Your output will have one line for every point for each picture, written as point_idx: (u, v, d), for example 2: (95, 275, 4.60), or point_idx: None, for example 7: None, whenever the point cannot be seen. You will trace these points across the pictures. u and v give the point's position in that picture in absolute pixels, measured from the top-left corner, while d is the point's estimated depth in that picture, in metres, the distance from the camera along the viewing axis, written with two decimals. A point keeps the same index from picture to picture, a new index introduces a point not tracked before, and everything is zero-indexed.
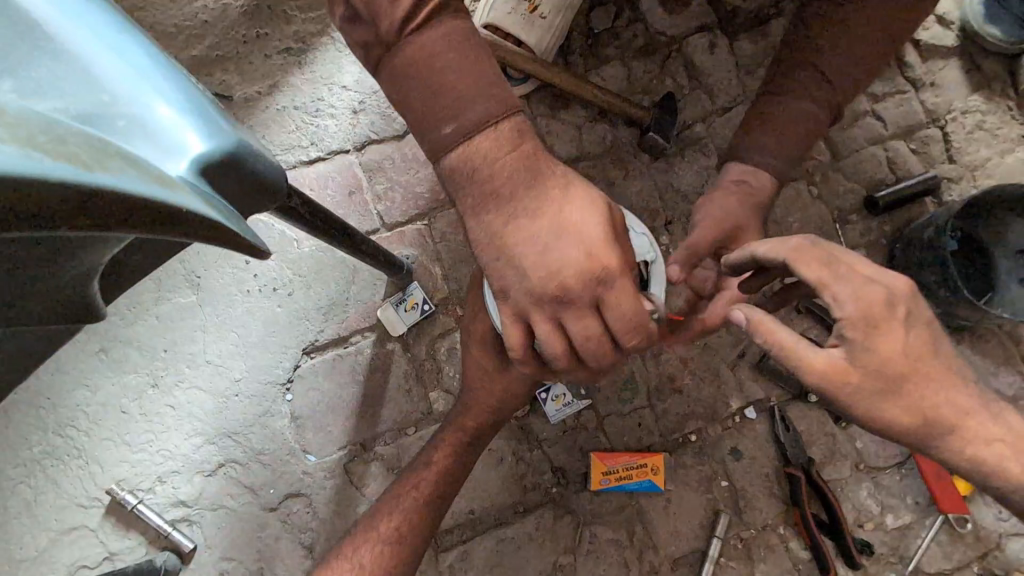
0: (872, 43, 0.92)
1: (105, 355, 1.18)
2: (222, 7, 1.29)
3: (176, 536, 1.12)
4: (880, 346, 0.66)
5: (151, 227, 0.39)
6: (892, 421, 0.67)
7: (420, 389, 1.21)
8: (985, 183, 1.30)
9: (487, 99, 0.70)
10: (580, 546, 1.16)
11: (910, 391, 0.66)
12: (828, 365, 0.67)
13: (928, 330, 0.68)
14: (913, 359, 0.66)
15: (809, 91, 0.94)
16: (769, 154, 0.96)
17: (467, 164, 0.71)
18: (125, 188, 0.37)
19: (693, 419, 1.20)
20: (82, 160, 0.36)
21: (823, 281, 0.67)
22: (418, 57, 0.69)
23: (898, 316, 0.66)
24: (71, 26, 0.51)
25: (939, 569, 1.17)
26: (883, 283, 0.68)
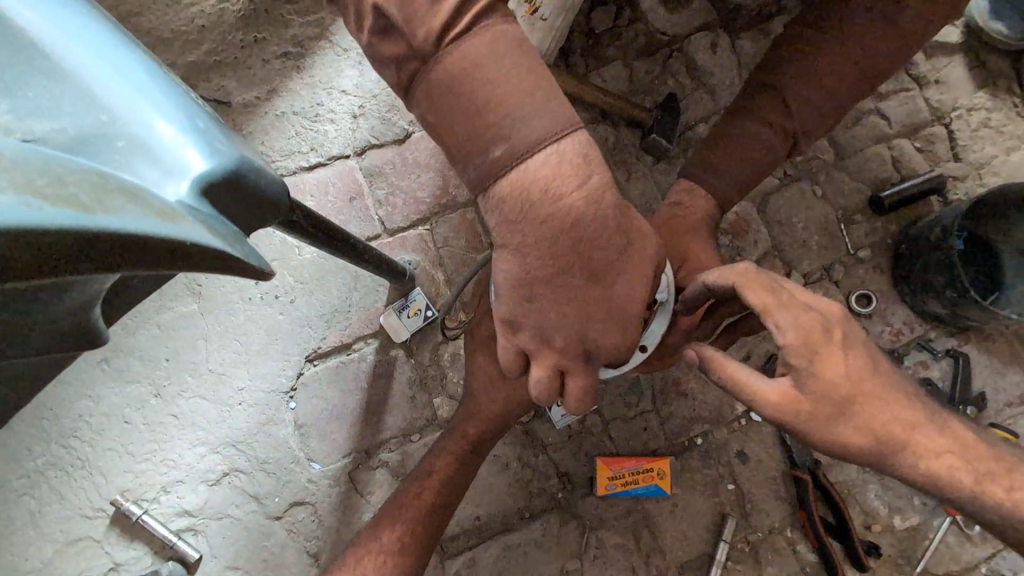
0: (840, 78, 0.93)
1: (107, 364, 1.17)
2: (218, 12, 1.28)
3: (181, 546, 1.11)
4: (821, 372, 0.66)
5: (155, 264, 0.39)
6: (842, 443, 0.68)
7: (424, 395, 1.20)
8: (990, 181, 1.29)
9: (544, 116, 0.66)
10: (586, 551, 1.16)
11: (860, 412, 0.67)
12: (776, 396, 0.68)
13: (866, 347, 0.69)
14: (855, 382, 0.67)
15: (769, 118, 0.98)
16: (717, 173, 1.02)
17: (520, 191, 0.68)
18: (128, 227, 0.36)
19: (698, 422, 1.20)
20: (80, 202, 0.35)
21: (767, 311, 0.67)
22: (466, 71, 0.66)
23: (835, 340, 0.67)
24: (67, 42, 0.50)
25: (947, 570, 1.16)
26: (817, 308, 0.69)
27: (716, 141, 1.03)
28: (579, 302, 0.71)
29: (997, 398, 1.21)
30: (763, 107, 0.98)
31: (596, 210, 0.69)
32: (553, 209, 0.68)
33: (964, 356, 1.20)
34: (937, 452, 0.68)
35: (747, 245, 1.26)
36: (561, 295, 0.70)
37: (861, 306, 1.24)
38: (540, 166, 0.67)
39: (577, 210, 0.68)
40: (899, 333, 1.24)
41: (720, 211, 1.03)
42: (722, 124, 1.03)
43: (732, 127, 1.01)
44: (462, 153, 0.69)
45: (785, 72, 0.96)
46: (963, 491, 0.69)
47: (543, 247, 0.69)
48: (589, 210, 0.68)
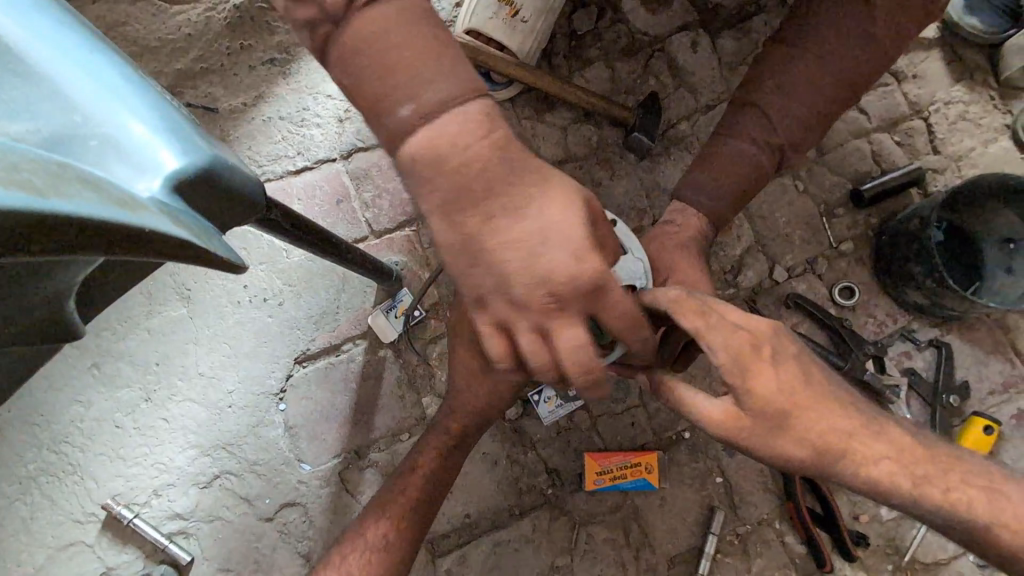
0: (821, 86, 0.93)
1: (96, 370, 1.18)
2: (205, 20, 1.30)
3: (173, 549, 1.12)
4: (754, 390, 0.69)
5: (112, 249, 0.40)
6: (785, 454, 0.71)
7: (413, 394, 1.21)
8: (969, 173, 1.30)
9: (448, 76, 0.67)
10: (576, 547, 1.16)
11: (797, 425, 0.70)
12: (721, 415, 0.72)
13: (800, 360, 0.72)
14: (788, 397, 0.69)
15: (753, 135, 0.98)
16: (705, 194, 1.01)
17: (434, 152, 0.68)
18: (83, 212, 0.37)
19: (685, 416, 1.21)
20: (33, 187, 0.36)
21: (698, 335, 0.70)
22: (368, 33, 0.66)
23: (766, 356, 0.70)
24: (41, 46, 0.51)
25: (934, 559, 1.17)
26: (746, 327, 0.71)
27: (700, 163, 1.03)
28: (522, 248, 0.68)
29: (980, 386, 1.22)
30: (745, 123, 0.99)
31: (509, 159, 0.69)
32: (462, 164, 0.68)
33: (947, 345, 1.22)
34: (872, 460, 0.70)
35: (730, 240, 1.28)
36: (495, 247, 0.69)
37: (844, 298, 1.25)
38: (447, 124, 0.67)
39: (490, 165, 0.68)
40: (882, 324, 1.25)
41: (711, 232, 1.03)
42: (705, 147, 1.04)
43: (714, 147, 1.02)
44: (372, 117, 0.69)
45: (764, 88, 0.97)
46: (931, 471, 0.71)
47: (467, 206, 0.69)
48: (505, 161, 0.69)
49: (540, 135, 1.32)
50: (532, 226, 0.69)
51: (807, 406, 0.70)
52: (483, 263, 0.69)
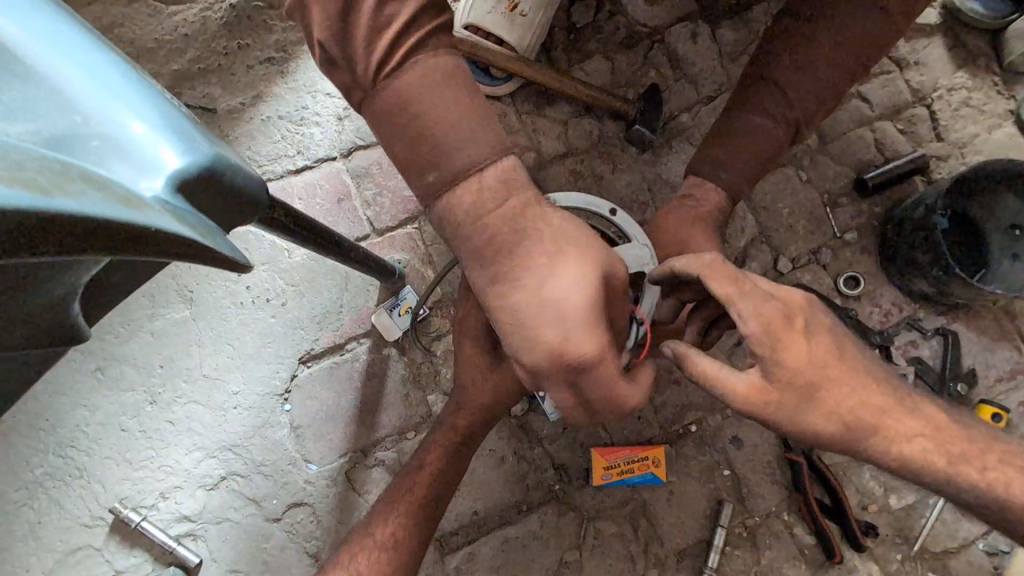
0: (834, 62, 0.93)
1: (101, 373, 1.17)
2: (201, 20, 1.29)
3: (181, 551, 1.12)
4: (785, 360, 0.68)
5: (120, 247, 0.39)
6: (811, 426, 0.71)
7: (417, 393, 1.20)
8: (973, 159, 1.29)
9: (467, 145, 0.70)
10: (584, 542, 1.16)
11: (824, 396, 0.70)
12: (746, 388, 0.71)
13: (832, 334, 0.72)
14: (819, 367, 0.69)
15: (769, 110, 0.98)
16: (725, 170, 1.01)
17: (452, 215, 0.72)
18: (89, 210, 0.37)
19: (692, 410, 1.21)
20: (38, 185, 0.36)
21: (734, 297, 0.70)
22: (399, 100, 0.70)
23: (798, 328, 0.69)
24: (38, 47, 0.50)
25: (944, 547, 1.17)
26: (783, 294, 0.71)
27: (717, 139, 1.02)
28: (513, 320, 0.70)
29: (987, 374, 1.22)
30: (762, 98, 0.98)
31: (513, 230, 0.70)
32: (477, 229, 0.72)
33: (954, 333, 1.21)
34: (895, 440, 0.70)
35: (734, 232, 1.27)
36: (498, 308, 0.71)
37: (849, 288, 1.25)
38: (465, 194, 0.71)
39: (496, 232, 0.71)
40: (888, 313, 1.24)
41: (729, 206, 1.02)
42: (721, 123, 1.03)
43: (731, 123, 1.01)
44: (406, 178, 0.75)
45: (780, 61, 0.96)
46: (941, 466, 0.73)
47: (477, 267, 0.73)
48: (509, 229, 0.71)
49: (540, 129, 1.31)
50: (527, 299, 0.69)
51: (836, 381, 0.70)
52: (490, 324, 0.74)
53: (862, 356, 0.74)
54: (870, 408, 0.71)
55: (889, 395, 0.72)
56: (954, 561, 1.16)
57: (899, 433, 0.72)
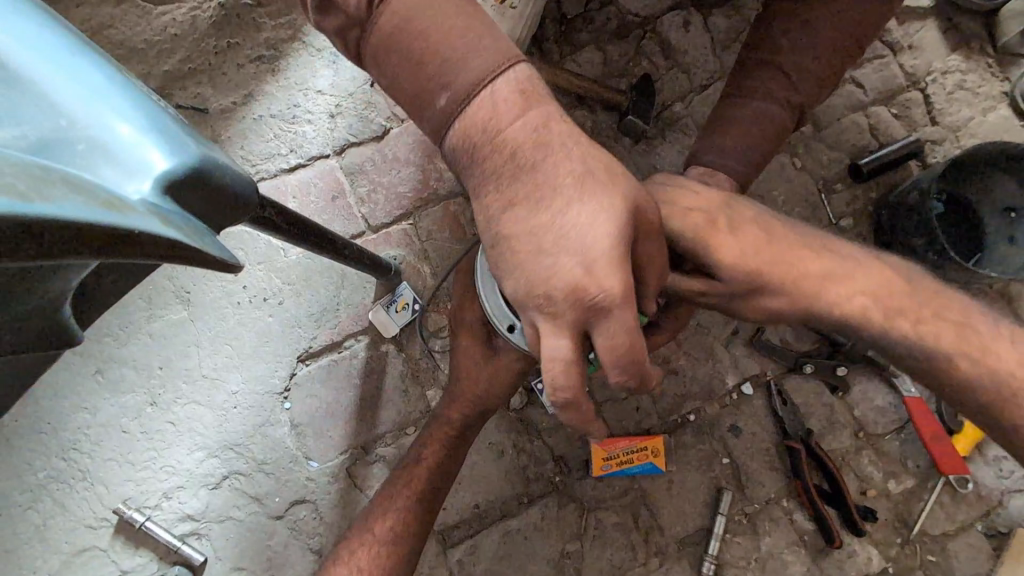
0: (832, 46, 0.94)
1: (100, 376, 1.18)
2: (191, 19, 1.28)
3: (186, 550, 1.13)
4: (722, 260, 0.76)
5: (103, 251, 0.39)
6: (765, 307, 0.78)
7: (416, 389, 1.21)
8: (968, 142, 1.29)
9: (479, 59, 0.68)
10: (585, 532, 1.17)
11: (772, 282, 0.76)
12: (701, 286, 0.79)
13: (757, 224, 0.78)
14: (753, 257, 0.76)
15: (774, 95, 0.98)
16: (734, 156, 0.99)
17: (465, 141, 0.71)
18: (71, 216, 0.37)
19: (690, 399, 1.21)
20: (19, 192, 0.36)
21: (662, 227, 0.78)
22: (402, 21, 0.68)
23: (723, 227, 0.77)
24: (22, 50, 0.50)
25: (943, 530, 1.17)
26: (700, 204, 0.78)
27: (722, 128, 1.01)
28: (533, 242, 0.69)
29: None
30: (764, 84, 0.98)
31: (532, 149, 0.69)
32: (496, 146, 0.70)
33: None
34: None
35: None
36: (518, 229, 0.69)
37: None
38: (477, 111, 0.69)
39: (516, 148, 0.69)
40: None
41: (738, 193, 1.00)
42: (722, 111, 1.03)
43: (734, 111, 1.01)
44: (411, 111, 0.73)
45: (778, 47, 0.97)
46: None
47: (493, 187, 0.71)
48: (529, 147, 0.69)
49: None
50: (546, 220, 0.68)
51: (770, 264, 0.76)
52: (505, 247, 0.71)
53: (791, 231, 0.80)
54: (806, 278, 0.77)
55: (826, 262, 0.77)
56: (953, 543, 1.17)
57: (838, 296, 0.77)
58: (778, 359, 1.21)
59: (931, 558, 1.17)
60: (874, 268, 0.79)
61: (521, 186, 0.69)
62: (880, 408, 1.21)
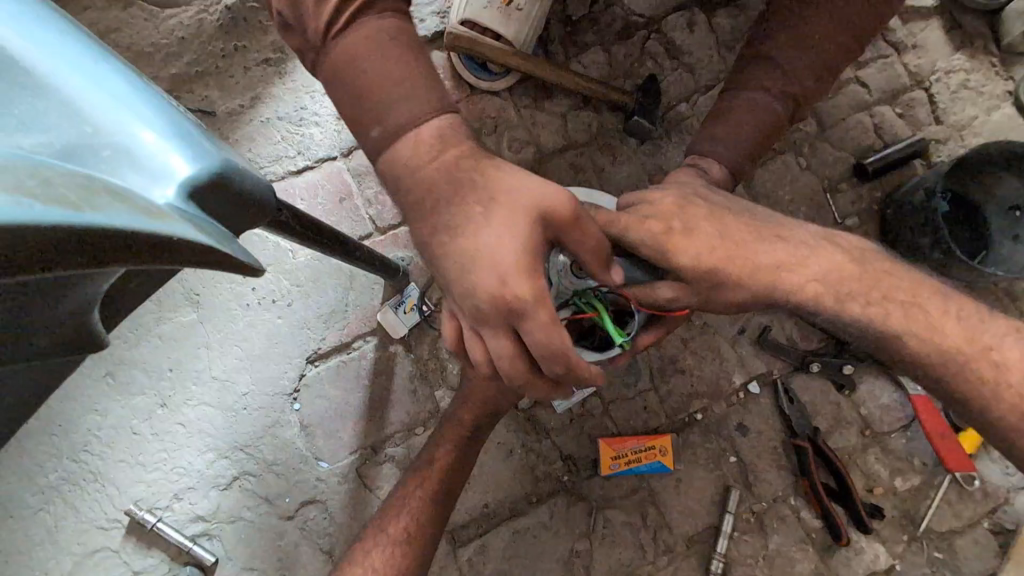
0: (827, 43, 0.94)
1: (111, 378, 1.19)
2: (198, 22, 1.29)
3: (197, 551, 1.13)
4: (680, 265, 0.73)
5: (147, 258, 0.41)
6: (734, 304, 0.74)
7: (425, 389, 1.21)
8: (973, 141, 1.30)
9: (409, 100, 0.73)
10: (594, 531, 1.18)
11: (737, 281, 0.72)
12: (670, 290, 0.75)
13: (711, 222, 0.74)
14: (708, 257, 0.72)
15: (767, 86, 0.97)
16: (725, 145, 0.99)
17: (398, 167, 0.74)
18: (119, 225, 0.38)
19: (697, 398, 1.22)
20: (71, 202, 0.37)
21: (620, 242, 0.75)
22: (346, 60, 0.72)
23: (677, 230, 0.74)
24: (46, 59, 0.51)
25: (950, 527, 1.18)
26: (651, 211, 0.75)
27: (715, 119, 1.02)
28: (451, 258, 0.70)
29: None
30: (756, 78, 0.98)
31: (456, 177, 0.72)
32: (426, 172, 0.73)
33: None
34: None
35: None
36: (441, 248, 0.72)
37: None
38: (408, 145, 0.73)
39: (442, 175, 0.72)
40: None
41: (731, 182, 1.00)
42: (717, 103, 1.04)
43: (728, 101, 1.02)
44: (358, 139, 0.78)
45: (773, 44, 0.97)
46: None
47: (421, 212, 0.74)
48: (454, 174, 0.72)
49: (539, 123, 1.32)
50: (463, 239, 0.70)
51: (726, 262, 0.72)
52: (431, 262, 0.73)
53: (745, 223, 0.75)
54: (764, 270, 0.72)
55: (783, 253, 0.72)
56: (960, 540, 1.18)
57: (795, 285, 0.72)
58: (785, 357, 1.22)
59: (937, 555, 1.18)
60: (828, 252, 0.73)
61: (446, 208, 0.71)
62: (886, 406, 1.22)
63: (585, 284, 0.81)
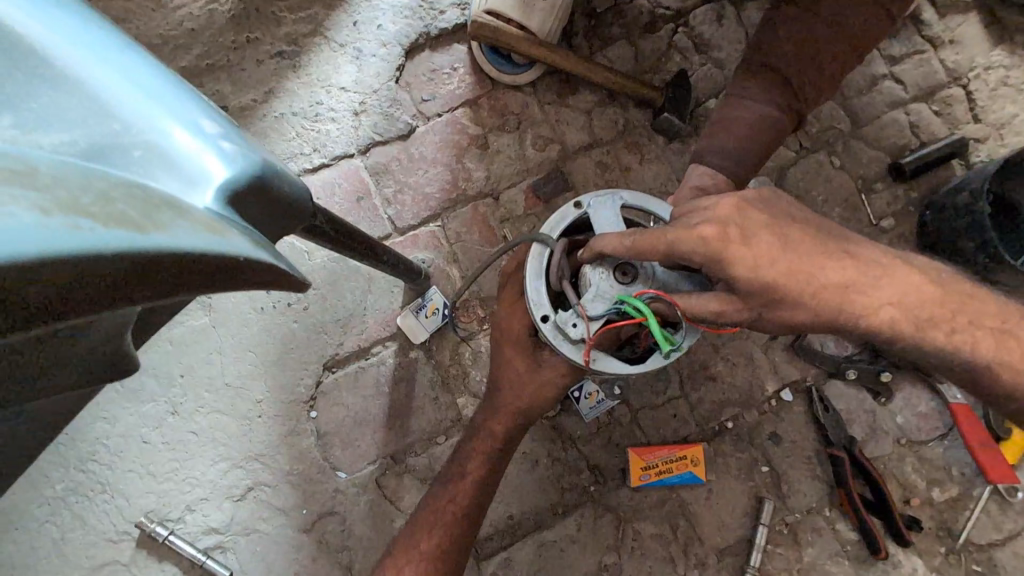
0: (837, 52, 0.92)
1: (120, 385, 1.14)
2: (208, 13, 1.23)
3: (211, 565, 1.09)
4: (736, 278, 0.67)
5: (209, 281, 0.40)
6: (790, 321, 0.69)
7: (447, 396, 1.17)
8: (1012, 141, 1.25)
9: None
10: (623, 544, 1.13)
11: (797, 297, 0.67)
12: (718, 305, 0.70)
13: (771, 230, 0.68)
14: (767, 269, 0.66)
15: (774, 99, 0.94)
16: (728, 158, 0.93)
17: None
18: (182, 244, 0.37)
19: (729, 406, 1.18)
20: (133, 221, 0.36)
21: (669, 252, 0.69)
22: None
23: (734, 239, 0.67)
24: (68, 50, 0.46)
25: (989, 539, 1.15)
26: (705, 217, 0.69)
27: (717, 130, 0.96)
28: None
29: None
30: (765, 88, 0.94)
31: None
32: None
33: None
34: None
35: None
36: None
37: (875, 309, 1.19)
38: None
39: None
40: None
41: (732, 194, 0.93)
42: (720, 112, 0.98)
43: (732, 111, 0.96)
44: None
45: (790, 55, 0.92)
46: None
47: None
48: None
49: (564, 120, 1.27)
50: None
51: (787, 276, 0.66)
52: None
53: (807, 234, 0.69)
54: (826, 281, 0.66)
55: (849, 269, 0.67)
56: (1000, 553, 1.14)
57: (867, 306, 0.67)
58: (819, 364, 1.17)
59: (976, 568, 1.14)
60: (902, 274, 0.69)
61: None
62: (923, 414, 1.18)
63: (628, 290, 0.79)
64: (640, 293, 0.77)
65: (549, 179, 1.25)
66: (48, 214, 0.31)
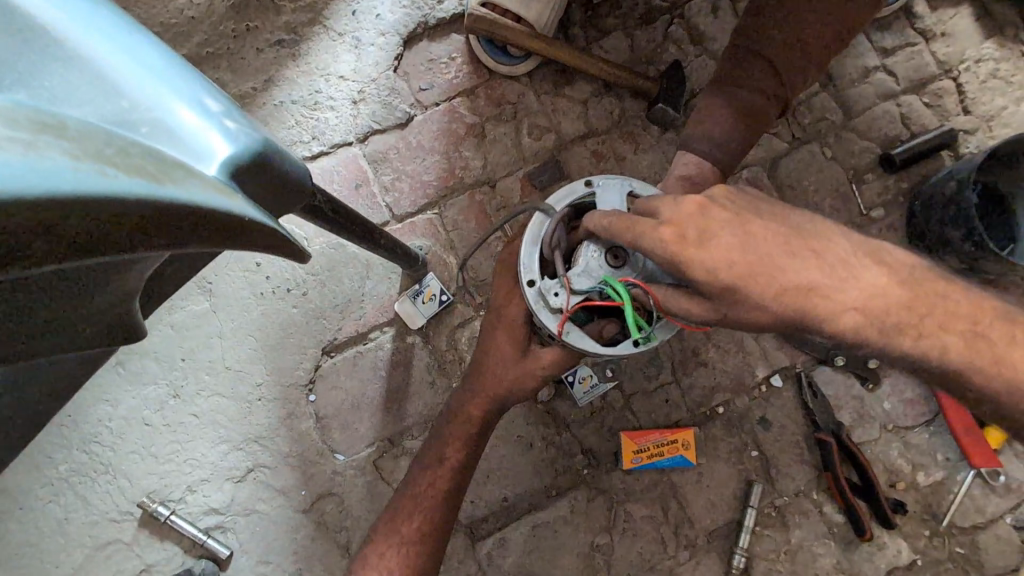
0: (812, 48, 0.94)
1: (122, 367, 1.16)
2: (208, 2, 1.24)
3: (211, 544, 1.12)
4: (692, 279, 0.70)
5: (218, 237, 0.42)
6: (752, 322, 0.70)
7: (443, 381, 1.19)
8: (1000, 133, 1.27)
9: None
10: (615, 526, 1.16)
11: (755, 299, 0.68)
12: (686, 300, 0.73)
13: (734, 230, 0.69)
14: (724, 272, 0.68)
15: (761, 86, 0.96)
16: (714, 144, 0.95)
17: None
18: (194, 199, 0.39)
19: (720, 392, 1.20)
20: (151, 175, 0.38)
21: (633, 243, 0.74)
22: None
23: (693, 238, 0.70)
24: (77, 28, 0.48)
25: (972, 522, 1.17)
26: (671, 214, 0.72)
27: (702, 116, 0.97)
28: None
29: None
30: (754, 73, 0.96)
31: None
32: None
33: None
34: None
35: None
36: None
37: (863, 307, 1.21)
38: None
39: None
40: None
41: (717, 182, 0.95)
42: (708, 97, 0.99)
43: (720, 96, 0.97)
44: None
45: (773, 44, 0.94)
46: None
47: None
48: None
49: (560, 110, 1.28)
50: None
51: (745, 279, 0.67)
52: None
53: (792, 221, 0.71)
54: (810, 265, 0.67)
55: (813, 275, 0.67)
56: (982, 536, 1.17)
57: (832, 310, 0.67)
58: (808, 351, 1.20)
59: (959, 550, 1.17)
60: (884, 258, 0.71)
61: None
62: (909, 400, 1.21)
63: (615, 273, 0.81)
64: (625, 278, 0.80)
65: (545, 168, 1.27)
66: (75, 160, 0.34)
